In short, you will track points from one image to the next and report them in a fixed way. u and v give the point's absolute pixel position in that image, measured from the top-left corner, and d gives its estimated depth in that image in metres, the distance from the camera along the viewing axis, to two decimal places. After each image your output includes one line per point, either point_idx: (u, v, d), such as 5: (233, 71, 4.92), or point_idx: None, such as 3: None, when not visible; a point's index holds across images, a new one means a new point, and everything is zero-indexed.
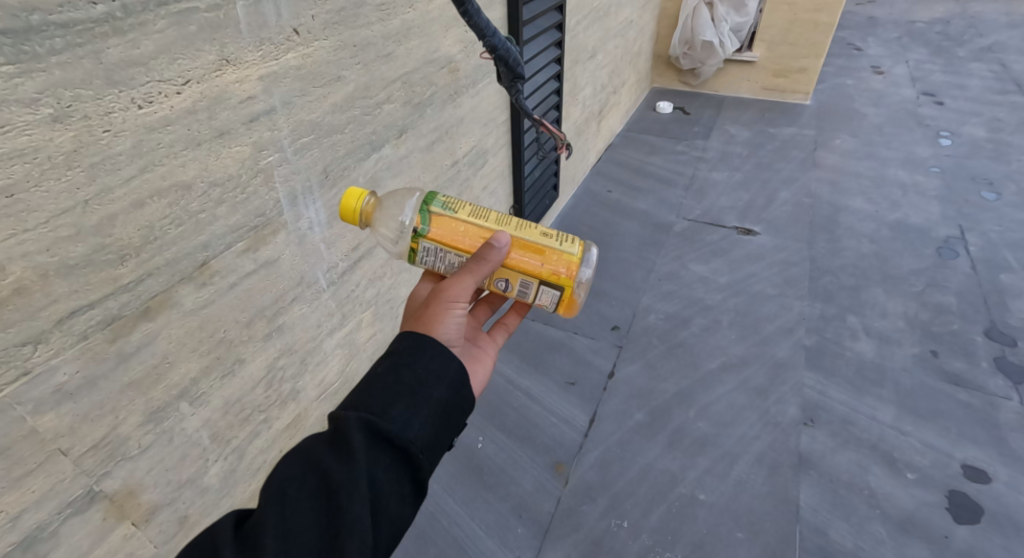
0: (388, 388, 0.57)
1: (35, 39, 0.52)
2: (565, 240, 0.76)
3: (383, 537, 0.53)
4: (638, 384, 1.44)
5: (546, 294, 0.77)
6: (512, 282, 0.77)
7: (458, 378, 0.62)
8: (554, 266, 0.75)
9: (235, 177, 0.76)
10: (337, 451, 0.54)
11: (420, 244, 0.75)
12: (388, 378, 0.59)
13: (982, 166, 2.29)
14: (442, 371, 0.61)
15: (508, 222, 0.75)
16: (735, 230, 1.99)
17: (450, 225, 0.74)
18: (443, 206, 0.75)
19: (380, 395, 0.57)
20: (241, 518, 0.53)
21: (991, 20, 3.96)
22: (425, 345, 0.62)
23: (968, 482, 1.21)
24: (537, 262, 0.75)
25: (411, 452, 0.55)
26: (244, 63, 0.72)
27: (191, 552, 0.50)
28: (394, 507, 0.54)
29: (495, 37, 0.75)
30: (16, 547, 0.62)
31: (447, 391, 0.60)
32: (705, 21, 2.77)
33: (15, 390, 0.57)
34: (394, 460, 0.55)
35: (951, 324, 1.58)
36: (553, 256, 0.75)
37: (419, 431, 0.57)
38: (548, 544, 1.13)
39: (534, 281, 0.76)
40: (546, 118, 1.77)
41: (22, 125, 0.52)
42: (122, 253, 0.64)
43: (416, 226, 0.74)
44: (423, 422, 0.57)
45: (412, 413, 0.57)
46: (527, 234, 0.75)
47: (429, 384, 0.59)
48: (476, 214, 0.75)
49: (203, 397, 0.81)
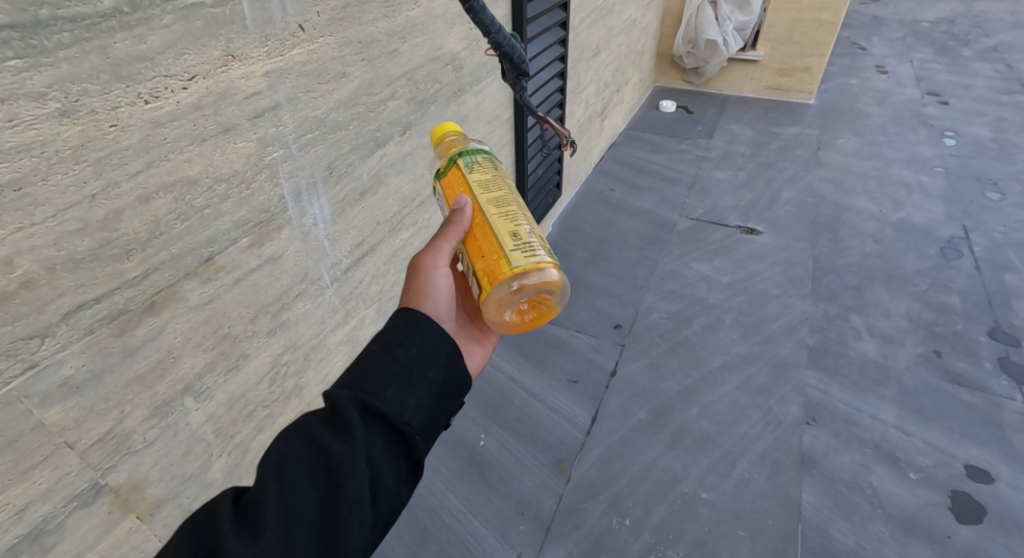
0: (382, 367, 0.57)
1: (43, 33, 0.52)
2: (515, 248, 0.64)
3: (382, 513, 0.53)
4: (640, 383, 1.44)
5: (475, 284, 0.69)
6: (464, 257, 0.72)
7: (453, 357, 0.61)
8: (489, 264, 0.66)
9: (240, 173, 0.76)
10: (335, 430, 0.54)
11: (435, 183, 0.79)
12: (383, 356, 0.58)
13: (986, 166, 2.29)
14: (436, 351, 0.60)
15: (500, 207, 0.68)
16: (738, 229, 1.99)
17: (455, 179, 0.73)
18: (469, 161, 0.74)
19: (375, 375, 0.57)
20: (241, 492, 0.53)
21: (997, 20, 3.95)
22: (419, 323, 0.62)
23: (971, 482, 1.21)
24: (481, 252, 0.67)
25: (407, 431, 0.55)
26: (249, 58, 0.72)
27: (189, 527, 0.50)
28: (393, 486, 0.54)
29: (501, 34, 0.74)
30: (22, 539, 0.62)
31: (442, 370, 0.60)
32: (709, 20, 2.77)
33: (22, 383, 0.58)
34: (391, 439, 0.55)
35: (955, 324, 1.58)
36: (495, 254, 0.65)
37: (415, 410, 0.56)
38: (549, 541, 1.13)
39: (472, 267, 0.69)
40: (550, 115, 1.76)
41: (30, 119, 0.53)
42: (128, 247, 0.64)
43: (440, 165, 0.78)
44: (418, 402, 0.57)
45: (407, 393, 0.56)
46: (495, 222, 0.67)
47: (424, 364, 0.59)
48: (486, 182, 0.71)
49: (208, 392, 0.81)
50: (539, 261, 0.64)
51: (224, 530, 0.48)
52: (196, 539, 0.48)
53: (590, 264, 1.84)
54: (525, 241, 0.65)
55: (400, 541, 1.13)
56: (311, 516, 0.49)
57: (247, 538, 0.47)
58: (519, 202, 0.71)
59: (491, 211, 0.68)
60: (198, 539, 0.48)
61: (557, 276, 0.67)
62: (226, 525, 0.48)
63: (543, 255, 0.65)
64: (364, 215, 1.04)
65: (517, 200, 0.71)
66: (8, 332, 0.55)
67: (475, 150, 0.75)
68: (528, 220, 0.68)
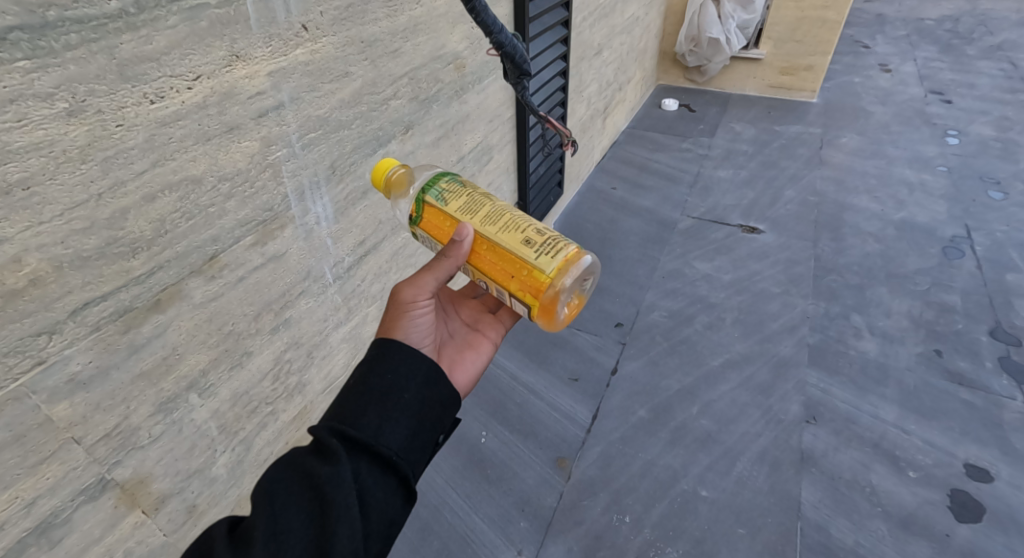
0: (358, 398, 0.58)
1: (51, 34, 0.53)
2: (542, 251, 0.68)
3: (376, 521, 0.54)
4: (640, 381, 1.45)
5: (517, 306, 0.72)
6: (490, 286, 0.74)
7: (431, 377, 0.62)
8: (521, 280, 0.69)
9: (245, 172, 0.77)
10: (320, 456, 0.55)
11: (417, 232, 0.80)
12: (358, 388, 0.59)
13: (990, 165, 2.28)
14: (414, 373, 0.61)
15: (495, 223, 0.71)
16: (740, 228, 1.99)
17: (435, 217, 0.77)
18: (437, 196, 0.77)
19: (349, 404, 0.58)
20: (238, 522, 0.54)
21: (1002, 18, 3.93)
22: (394, 348, 0.63)
23: (970, 481, 1.21)
24: (509, 273, 0.70)
25: (386, 453, 0.55)
26: (254, 58, 0.73)
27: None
28: (382, 503, 0.54)
29: (502, 34, 0.74)
30: (29, 533, 0.63)
31: (420, 392, 0.61)
32: (711, 18, 2.77)
33: (30, 379, 0.59)
34: (375, 460, 0.56)
35: (956, 323, 1.58)
36: (523, 270, 0.69)
37: (397, 429, 0.57)
38: (549, 537, 1.14)
39: (506, 291, 0.72)
40: (552, 114, 1.77)
41: (39, 119, 0.54)
42: (135, 246, 0.65)
43: (411, 215, 0.80)
44: (397, 425, 0.57)
45: (384, 418, 0.57)
46: (501, 241, 0.70)
47: (400, 387, 0.60)
48: (470, 207, 0.73)
49: (212, 389, 0.82)
50: (565, 254, 0.68)
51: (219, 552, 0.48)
52: None
53: None
54: (541, 237, 0.69)
55: (402, 539, 1.13)
56: (304, 525, 0.51)
57: (242, 549, 0.48)
58: (508, 207, 0.74)
59: (490, 231, 0.71)
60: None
61: (580, 258, 0.71)
62: (220, 545, 0.49)
63: (564, 245, 0.69)
64: (367, 213, 1.05)
65: (506, 206, 0.73)
66: (17, 330, 0.56)
67: (439, 183, 0.77)
68: (530, 218, 0.72)
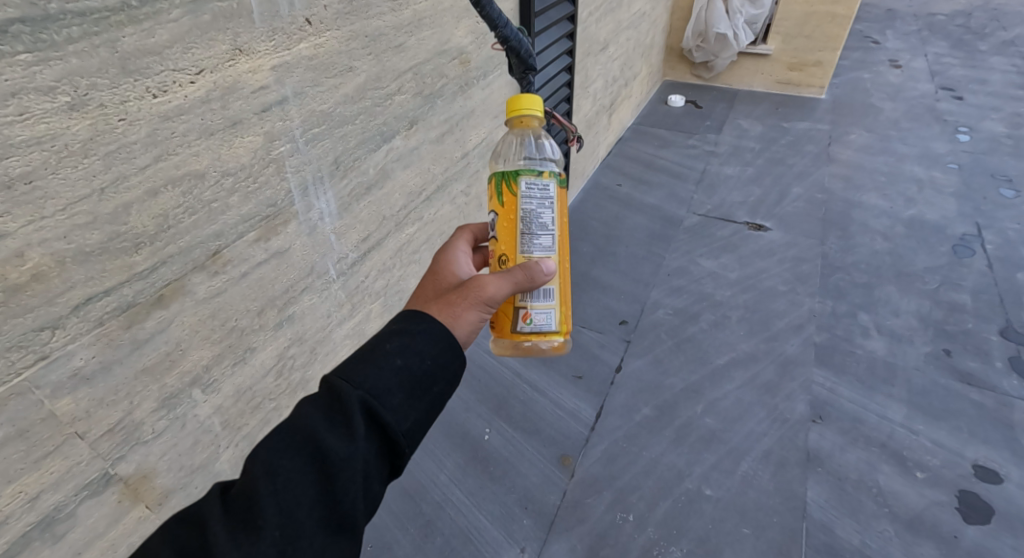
0: (394, 374, 0.53)
1: (52, 27, 0.52)
2: None
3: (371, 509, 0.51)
4: (645, 379, 1.44)
5: (546, 316, 0.67)
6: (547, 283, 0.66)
7: (460, 371, 0.59)
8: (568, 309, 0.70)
9: (248, 167, 0.76)
10: (340, 427, 0.49)
11: (550, 180, 0.65)
12: (397, 363, 0.54)
13: (1001, 162, 2.25)
14: (447, 364, 0.57)
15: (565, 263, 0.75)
16: (747, 226, 1.97)
17: (566, 201, 0.69)
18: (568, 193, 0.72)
19: (385, 379, 0.52)
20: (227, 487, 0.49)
21: (1015, 13, 3.88)
22: (438, 330, 0.58)
23: (979, 482, 1.20)
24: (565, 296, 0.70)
25: (403, 446, 0.52)
26: (256, 52, 0.73)
27: (170, 534, 0.45)
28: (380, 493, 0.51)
29: (507, 29, 0.73)
30: (33, 527, 0.64)
31: (447, 385, 0.57)
32: (719, 13, 2.74)
33: (34, 373, 0.59)
34: (390, 448, 0.52)
35: (966, 323, 1.56)
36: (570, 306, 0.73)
37: (416, 420, 0.53)
38: (553, 536, 1.13)
39: (558, 302, 0.68)
40: (557, 109, 1.77)
41: (41, 112, 0.53)
42: (137, 241, 0.65)
43: (563, 172, 0.68)
44: (420, 417, 0.54)
45: (413, 407, 0.53)
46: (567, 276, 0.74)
47: (435, 377, 0.56)
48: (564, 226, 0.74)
49: (215, 384, 0.82)
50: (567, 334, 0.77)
51: (214, 528, 0.45)
52: (180, 548, 0.44)
53: (596, 259, 1.83)
54: None
55: (405, 535, 1.13)
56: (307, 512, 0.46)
57: (243, 534, 0.44)
58: None
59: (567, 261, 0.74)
60: (183, 540, 0.45)
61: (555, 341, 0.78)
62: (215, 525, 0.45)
63: None
64: (370, 209, 1.05)
65: None
66: (18, 325, 0.56)
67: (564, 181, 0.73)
68: None
